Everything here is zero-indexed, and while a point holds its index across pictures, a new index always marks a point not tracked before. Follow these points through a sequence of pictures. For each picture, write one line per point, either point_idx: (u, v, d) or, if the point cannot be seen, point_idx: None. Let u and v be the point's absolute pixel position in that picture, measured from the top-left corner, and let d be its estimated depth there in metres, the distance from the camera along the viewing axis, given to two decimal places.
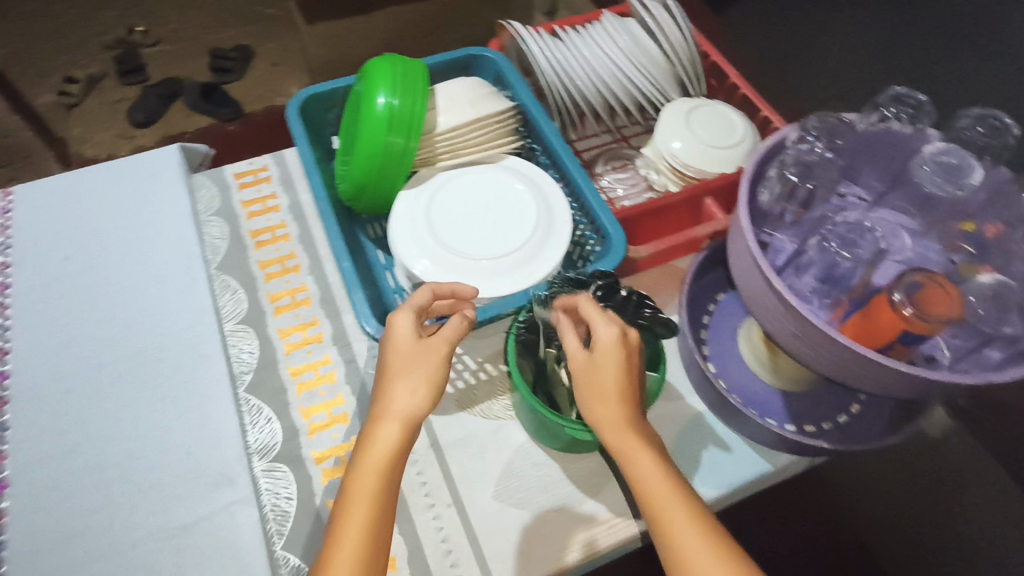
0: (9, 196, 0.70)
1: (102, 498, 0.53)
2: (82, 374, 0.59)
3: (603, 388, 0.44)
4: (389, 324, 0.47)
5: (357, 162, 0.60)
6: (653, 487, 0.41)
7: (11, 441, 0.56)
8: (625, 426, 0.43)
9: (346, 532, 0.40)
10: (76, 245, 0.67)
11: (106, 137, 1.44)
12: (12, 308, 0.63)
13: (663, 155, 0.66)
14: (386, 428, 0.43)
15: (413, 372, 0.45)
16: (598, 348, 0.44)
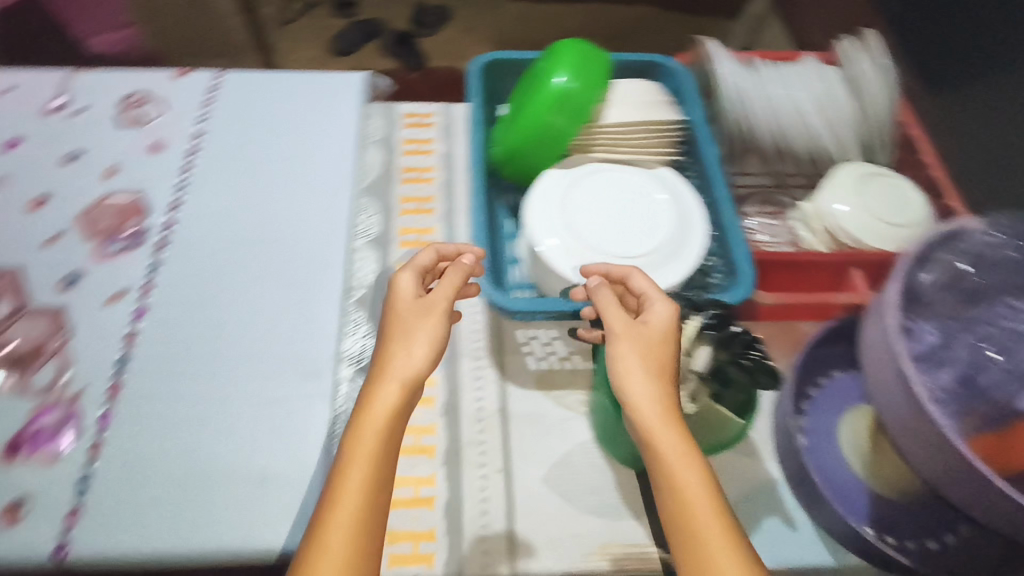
0: (220, 78, 0.80)
1: (213, 350, 0.60)
2: (230, 243, 0.67)
3: (648, 355, 0.44)
4: (394, 286, 0.51)
5: (517, 130, 0.62)
6: (683, 472, 0.40)
7: (160, 278, 0.64)
8: (660, 401, 0.43)
9: (352, 479, 0.42)
10: (258, 134, 0.76)
11: (307, 56, 1.61)
12: (194, 172, 0.72)
13: (823, 213, 0.62)
14: (386, 387, 0.45)
15: (416, 328, 0.48)
16: (650, 319, 0.46)
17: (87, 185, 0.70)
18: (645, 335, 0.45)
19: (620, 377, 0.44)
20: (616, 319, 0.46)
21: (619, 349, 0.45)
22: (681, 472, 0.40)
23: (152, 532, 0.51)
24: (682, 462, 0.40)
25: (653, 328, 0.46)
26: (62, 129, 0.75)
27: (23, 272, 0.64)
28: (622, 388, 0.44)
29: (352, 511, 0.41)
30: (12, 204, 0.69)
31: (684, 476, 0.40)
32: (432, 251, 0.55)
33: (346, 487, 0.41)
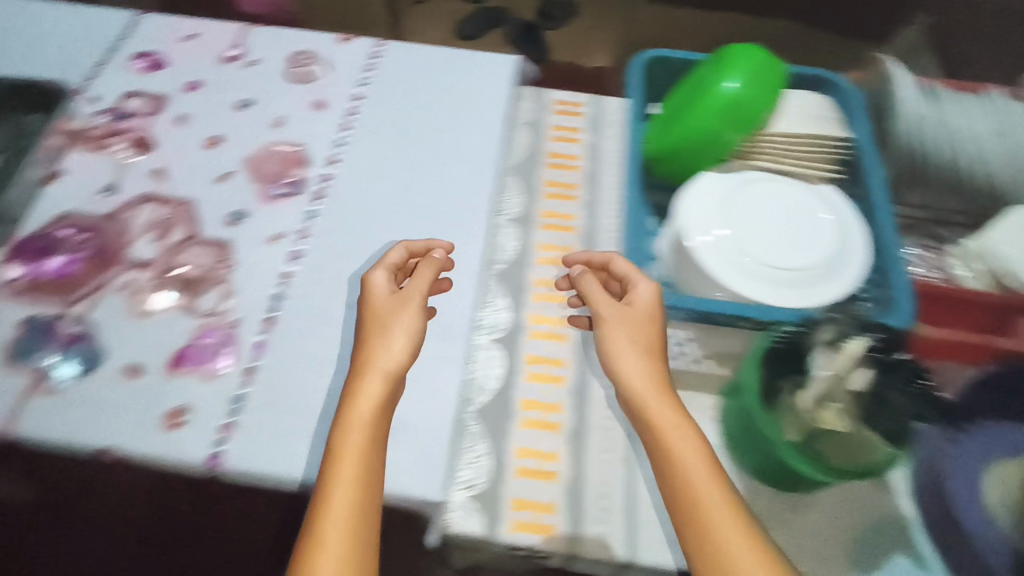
0: (382, 46, 0.84)
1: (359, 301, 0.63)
2: (380, 201, 0.70)
3: (634, 333, 0.54)
4: (370, 291, 0.57)
5: (679, 130, 0.62)
6: (677, 434, 0.49)
7: (315, 226, 0.68)
8: (646, 375, 0.53)
9: (342, 469, 0.49)
10: (413, 103, 0.78)
11: (435, 36, 1.66)
12: (353, 131, 0.76)
13: (987, 254, 0.59)
14: (371, 379, 0.52)
15: (393, 324, 0.55)
16: (633, 298, 0.56)
17: (257, 130, 0.75)
18: (627, 315, 0.56)
19: (614, 356, 0.54)
20: (603, 308, 0.57)
21: (611, 330, 0.55)
22: (672, 432, 0.50)
23: (295, 456, 0.55)
24: (670, 419, 0.51)
25: (637, 307, 0.56)
26: (237, 76, 0.81)
27: (196, 204, 0.69)
28: (616, 367, 0.54)
29: (346, 501, 0.47)
30: (190, 140, 0.74)
31: (673, 436, 0.49)
32: (402, 247, 0.61)
33: (335, 481, 0.48)
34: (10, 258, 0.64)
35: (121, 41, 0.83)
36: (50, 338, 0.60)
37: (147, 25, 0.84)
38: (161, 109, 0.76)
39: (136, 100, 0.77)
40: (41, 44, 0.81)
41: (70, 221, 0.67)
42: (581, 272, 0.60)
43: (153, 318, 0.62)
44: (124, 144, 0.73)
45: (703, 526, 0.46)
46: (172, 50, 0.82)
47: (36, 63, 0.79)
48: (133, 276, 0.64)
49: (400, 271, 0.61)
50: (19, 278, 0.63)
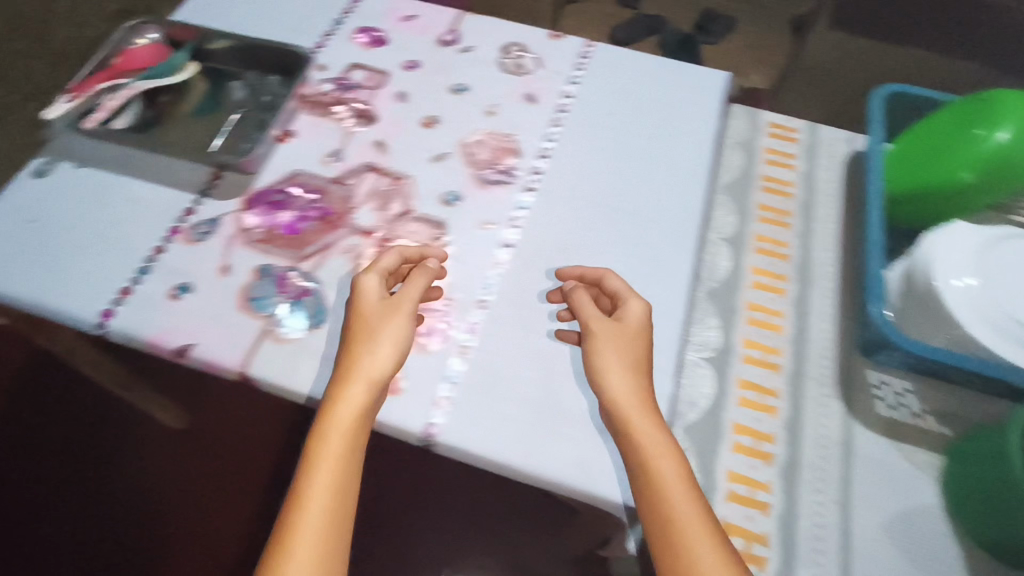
0: (591, 48, 0.85)
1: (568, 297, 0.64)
2: (587, 202, 0.71)
3: (624, 352, 0.56)
4: (362, 297, 0.59)
5: (938, 170, 0.63)
6: (661, 459, 0.51)
7: (525, 218, 0.70)
8: (635, 394, 0.54)
9: (322, 466, 0.52)
10: (621, 108, 0.79)
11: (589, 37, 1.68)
12: (562, 128, 0.77)
13: None
14: (354, 385, 0.54)
15: (382, 329, 0.57)
16: (625, 317, 0.58)
17: (472, 116, 0.77)
18: (621, 332, 0.57)
19: (604, 372, 0.55)
20: (593, 321, 0.58)
21: (603, 345, 0.56)
22: (655, 456, 0.51)
23: (503, 440, 0.56)
24: (653, 441, 0.52)
25: (626, 327, 0.57)
26: (452, 61, 0.83)
27: (412, 181, 0.72)
28: (604, 383, 0.55)
29: (322, 500, 0.50)
30: (408, 117, 0.77)
31: (656, 457, 0.51)
32: (395, 254, 0.62)
33: (314, 479, 0.51)
34: (246, 209, 0.68)
35: (346, 14, 0.87)
36: (283, 288, 0.63)
37: (370, 2, 0.88)
38: (381, 84, 0.80)
39: (359, 72, 0.81)
40: (277, 12, 0.87)
41: (298, 181, 0.71)
42: (573, 287, 0.61)
43: None
44: (348, 113, 0.76)
45: (682, 558, 0.47)
46: (392, 29, 0.86)
47: (272, 29, 0.85)
48: (356, 242, 0.67)
49: (391, 276, 0.63)
50: (253, 227, 0.67)
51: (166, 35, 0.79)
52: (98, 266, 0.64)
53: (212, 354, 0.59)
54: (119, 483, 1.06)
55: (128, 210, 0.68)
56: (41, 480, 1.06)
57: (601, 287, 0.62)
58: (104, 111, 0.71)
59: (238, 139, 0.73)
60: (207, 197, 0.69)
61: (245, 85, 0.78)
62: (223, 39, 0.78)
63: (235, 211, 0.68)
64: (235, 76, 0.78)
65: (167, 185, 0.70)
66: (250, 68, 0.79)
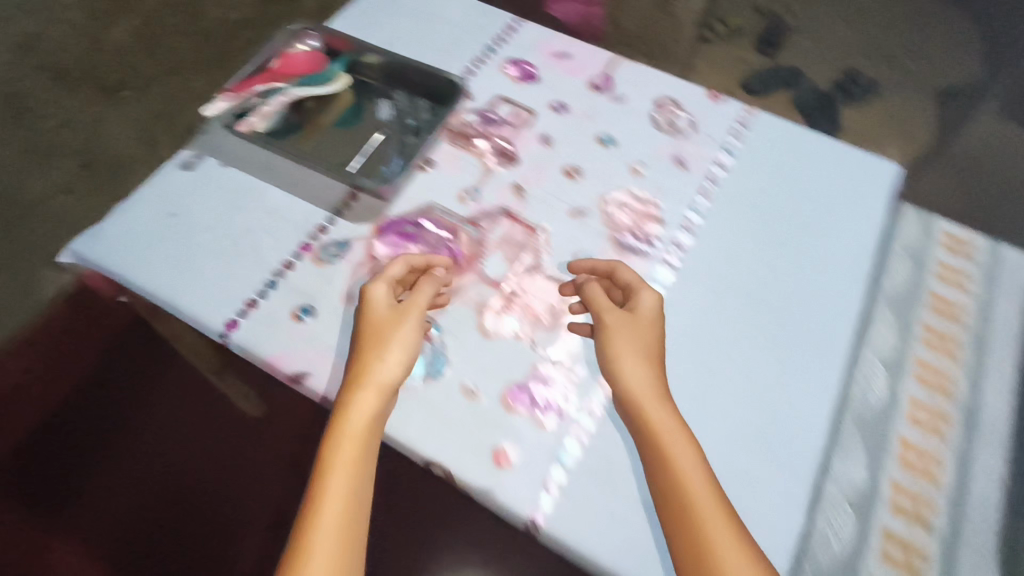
0: (750, 115, 0.80)
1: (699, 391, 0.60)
2: (729, 290, 0.66)
3: (638, 341, 0.57)
4: (371, 303, 0.58)
5: None
6: (676, 459, 0.51)
7: (663, 295, 0.65)
8: (653, 386, 0.55)
9: (335, 475, 0.51)
10: (777, 189, 0.74)
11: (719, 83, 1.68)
12: (712, 201, 0.72)
13: None
14: (365, 394, 0.54)
15: (390, 337, 0.56)
16: (637, 308, 0.59)
17: (617, 172, 0.73)
18: (634, 324, 0.58)
19: (618, 363, 0.56)
20: (606, 313, 0.59)
21: (618, 339, 0.57)
22: (671, 445, 0.52)
23: (616, 543, 0.52)
24: (670, 438, 0.52)
25: (638, 320, 0.58)
26: (602, 108, 0.80)
27: (547, 233, 0.68)
28: (620, 373, 0.56)
29: (337, 510, 0.49)
30: (551, 163, 0.74)
31: (675, 450, 0.52)
32: (404, 263, 0.61)
33: (329, 489, 0.50)
34: (378, 236, 0.67)
35: (499, 43, 0.85)
36: None
37: (525, 32, 0.86)
38: (527, 122, 0.77)
39: (505, 106, 0.78)
40: (432, 31, 0.85)
41: (433, 214, 0.69)
42: (586, 279, 0.62)
43: (499, 340, 0.61)
44: (490, 149, 0.74)
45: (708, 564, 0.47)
46: (544, 65, 0.83)
47: (425, 48, 0.83)
48: (482, 291, 0.64)
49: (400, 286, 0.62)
50: (381, 257, 0.65)
51: (321, 42, 0.79)
52: (229, 273, 0.64)
53: (324, 387, 0.58)
54: (209, 472, 1.10)
55: (264, 218, 0.67)
56: (127, 446, 1.11)
57: (613, 279, 0.62)
58: (257, 116, 0.71)
59: (378, 160, 0.72)
60: (340, 216, 0.68)
61: (392, 104, 0.76)
62: (377, 55, 0.77)
63: (367, 237, 0.67)
64: (383, 93, 0.78)
65: (303, 197, 0.69)
66: (398, 87, 0.78)
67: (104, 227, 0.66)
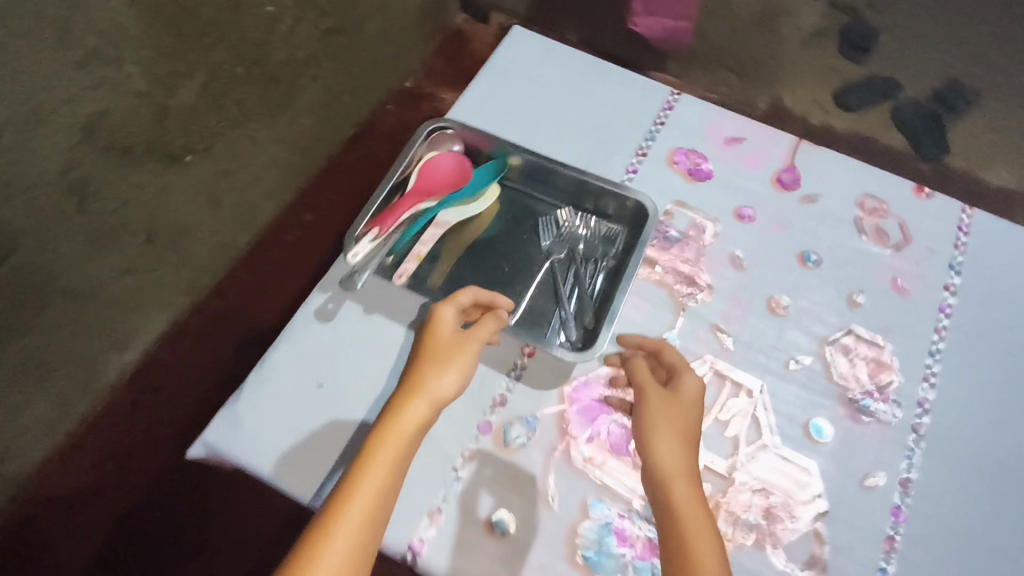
0: (969, 214, 0.67)
1: None
2: (988, 465, 0.56)
3: (675, 423, 0.49)
4: (435, 319, 0.50)
5: None
6: (698, 533, 0.44)
7: (916, 473, 0.55)
8: (680, 465, 0.48)
9: (370, 479, 0.41)
10: (1021, 319, 0.62)
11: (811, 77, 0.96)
12: (948, 335, 0.61)
13: None
14: (416, 406, 0.45)
15: (451, 357, 0.48)
16: (681, 390, 0.51)
17: (832, 305, 0.62)
18: (674, 406, 0.50)
19: (652, 435, 0.49)
20: (648, 385, 0.51)
21: (656, 419, 0.49)
22: (689, 518, 0.45)
23: None
24: (686, 508, 0.45)
25: (681, 402, 0.50)
26: (795, 215, 0.67)
27: (765, 393, 0.57)
28: (652, 446, 0.48)
29: (360, 525, 0.40)
30: (752, 294, 0.62)
31: (692, 527, 0.44)
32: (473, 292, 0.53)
33: (359, 494, 0.41)
34: (568, 406, 0.55)
35: (659, 126, 0.72)
36: (623, 538, 0.51)
37: (685, 109, 0.73)
38: (712, 235, 0.64)
39: (681, 216, 0.65)
40: (580, 112, 0.72)
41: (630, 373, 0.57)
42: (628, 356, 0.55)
43: (740, 549, 0.51)
44: (675, 277, 0.62)
45: None
46: (717, 155, 0.70)
47: (575, 136, 0.70)
48: (707, 482, 0.53)
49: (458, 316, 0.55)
50: (577, 436, 0.54)
51: (452, 141, 0.65)
52: None
53: None
54: None
55: None
56: None
57: (655, 360, 0.55)
58: (412, 261, 0.60)
59: (548, 302, 0.60)
60: (517, 380, 0.56)
61: (553, 221, 0.64)
62: (523, 156, 0.63)
63: (557, 409, 0.55)
64: (537, 204, 0.65)
65: None
66: (552, 196, 0.65)
67: (240, 411, 0.54)
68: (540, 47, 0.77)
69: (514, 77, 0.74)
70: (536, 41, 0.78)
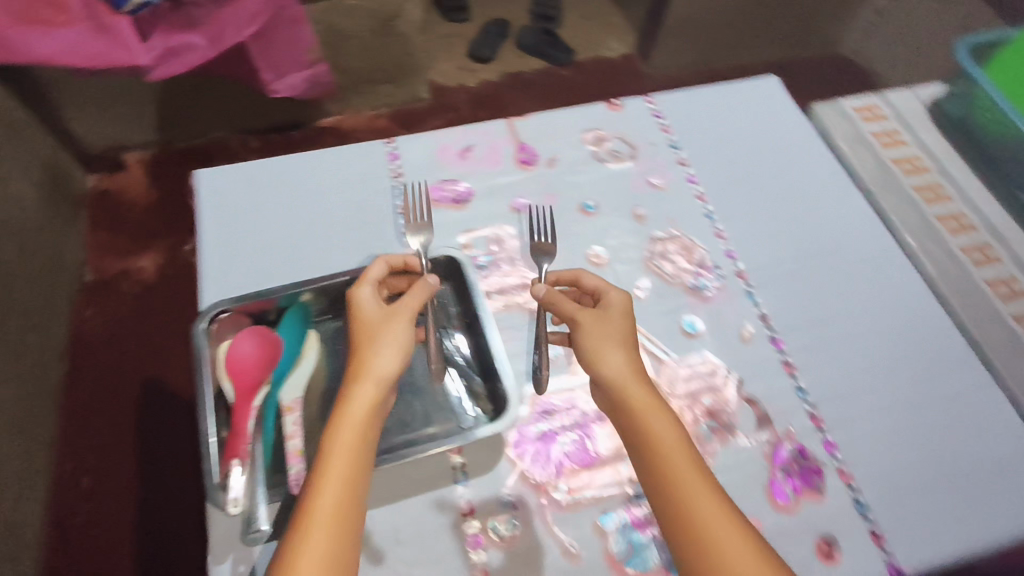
0: (653, 103, 0.79)
1: (866, 359, 0.62)
2: (795, 265, 0.68)
3: (616, 336, 0.48)
4: (351, 309, 0.50)
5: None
6: (702, 505, 0.40)
7: (766, 307, 0.65)
8: (631, 374, 0.46)
9: (339, 445, 0.42)
10: (737, 151, 0.76)
11: (450, 69, 1.49)
12: (710, 197, 0.72)
13: None
14: (364, 385, 0.45)
15: (383, 338, 0.47)
16: (611, 304, 0.50)
17: (627, 229, 0.70)
18: (607, 319, 0.49)
19: (596, 351, 0.47)
20: (577, 311, 0.50)
21: (593, 335, 0.48)
22: (692, 481, 0.41)
23: (948, 531, 0.54)
24: (718, 523, 0.39)
25: (613, 313, 0.50)
26: (550, 178, 0.73)
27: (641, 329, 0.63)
28: (598, 362, 0.47)
29: (334, 488, 0.40)
30: (573, 262, 0.67)
31: (689, 486, 0.41)
32: (384, 264, 0.55)
33: (330, 462, 0.41)
34: (523, 463, 0.56)
35: (399, 179, 0.72)
36: (644, 525, 0.54)
37: (407, 151, 0.74)
38: (510, 240, 0.68)
39: (479, 239, 0.68)
40: (325, 211, 0.69)
41: (545, 393, 0.60)
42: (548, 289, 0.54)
43: (716, 456, 0.57)
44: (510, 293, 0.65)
45: None
46: (461, 172, 0.73)
47: (339, 236, 0.68)
48: None
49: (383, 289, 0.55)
50: (549, 480, 0.55)
51: (232, 325, 0.58)
52: None
53: None
54: None
55: (398, 551, 0.51)
56: None
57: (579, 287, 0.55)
58: (297, 458, 0.52)
59: (437, 393, 0.58)
60: (468, 480, 0.55)
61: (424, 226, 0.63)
62: (309, 289, 0.59)
63: (516, 474, 0.55)
64: (404, 209, 0.68)
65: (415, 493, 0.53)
66: None
67: None
68: (237, 178, 0.71)
69: (237, 222, 0.68)
70: (231, 172, 0.71)
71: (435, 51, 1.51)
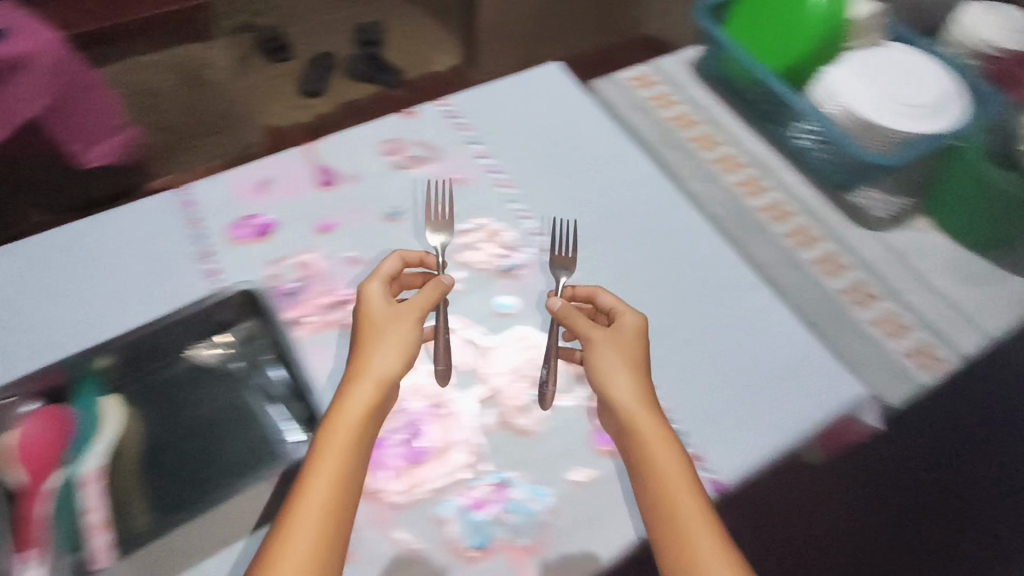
0: (447, 105, 0.82)
1: (667, 303, 0.67)
2: (595, 230, 0.72)
3: (622, 354, 0.56)
4: (363, 305, 0.58)
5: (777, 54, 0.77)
6: (678, 505, 0.49)
7: (574, 274, 0.69)
8: (637, 397, 0.54)
9: (331, 447, 0.50)
10: (530, 136, 0.79)
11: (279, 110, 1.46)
12: (510, 183, 0.75)
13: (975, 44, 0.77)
14: (363, 385, 0.54)
15: (388, 337, 0.56)
16: (624, 325, 0.58)
17: (435, 228, 0.71)
18: (618, 339, 0.57)
19: (602, 366, 0.56)
20: (591, 330, 0.58)
21: (599, 351, 0.56)
22: (673, 486, 0.50)
23: (758, 440, 0.58)
24: (692, 520, 0.49)
25: (623, 332, 0.58)
26: (353, 194, 0.73)
27: (459, 320, 0.65)
28: (608, 379, 0.55)
29: (321, 485, 0.49)
30: None
31: (673, 489, 0.50)
32: (395, 257, 0.62)
33: (321, 457, 0.50)
34: None
35: (197, 222, 0.70)
36: (483, 505, 0.55)
37: (202, 194, 0.72)
38: (319, 262, 0.68)
39: (288, 268, 0.68)
40: (120, 272, 0.66)
41: None
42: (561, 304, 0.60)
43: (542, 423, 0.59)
44: (325, 313, 0.65)
45: None
46: (262, 205, 0.72)
47: (139, 293, 0.65)
48: (487, 409, 0.60)
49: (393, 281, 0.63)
50: (382, 487, 0.55)
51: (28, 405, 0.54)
52: None
53: None
54: None
55: None
56: None
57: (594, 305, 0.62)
58: (100, 532, 0.50)
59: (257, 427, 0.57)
60: None
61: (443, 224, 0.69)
62: (108, 351, 0.57)
63: None
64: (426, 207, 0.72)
65: (245, 534, 0.54)
66: (177, 350, 0.59)
67: None
68: (17, 255, 0.66)
69: (24, 301, 0.64)
70: (9, 250, 0.67)
71: (260, 96, 1.48)
